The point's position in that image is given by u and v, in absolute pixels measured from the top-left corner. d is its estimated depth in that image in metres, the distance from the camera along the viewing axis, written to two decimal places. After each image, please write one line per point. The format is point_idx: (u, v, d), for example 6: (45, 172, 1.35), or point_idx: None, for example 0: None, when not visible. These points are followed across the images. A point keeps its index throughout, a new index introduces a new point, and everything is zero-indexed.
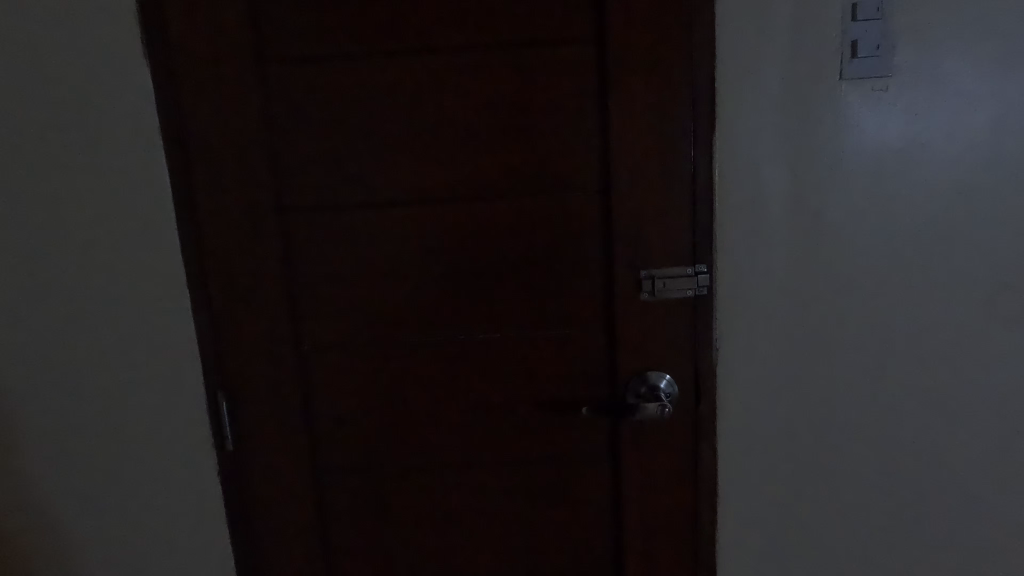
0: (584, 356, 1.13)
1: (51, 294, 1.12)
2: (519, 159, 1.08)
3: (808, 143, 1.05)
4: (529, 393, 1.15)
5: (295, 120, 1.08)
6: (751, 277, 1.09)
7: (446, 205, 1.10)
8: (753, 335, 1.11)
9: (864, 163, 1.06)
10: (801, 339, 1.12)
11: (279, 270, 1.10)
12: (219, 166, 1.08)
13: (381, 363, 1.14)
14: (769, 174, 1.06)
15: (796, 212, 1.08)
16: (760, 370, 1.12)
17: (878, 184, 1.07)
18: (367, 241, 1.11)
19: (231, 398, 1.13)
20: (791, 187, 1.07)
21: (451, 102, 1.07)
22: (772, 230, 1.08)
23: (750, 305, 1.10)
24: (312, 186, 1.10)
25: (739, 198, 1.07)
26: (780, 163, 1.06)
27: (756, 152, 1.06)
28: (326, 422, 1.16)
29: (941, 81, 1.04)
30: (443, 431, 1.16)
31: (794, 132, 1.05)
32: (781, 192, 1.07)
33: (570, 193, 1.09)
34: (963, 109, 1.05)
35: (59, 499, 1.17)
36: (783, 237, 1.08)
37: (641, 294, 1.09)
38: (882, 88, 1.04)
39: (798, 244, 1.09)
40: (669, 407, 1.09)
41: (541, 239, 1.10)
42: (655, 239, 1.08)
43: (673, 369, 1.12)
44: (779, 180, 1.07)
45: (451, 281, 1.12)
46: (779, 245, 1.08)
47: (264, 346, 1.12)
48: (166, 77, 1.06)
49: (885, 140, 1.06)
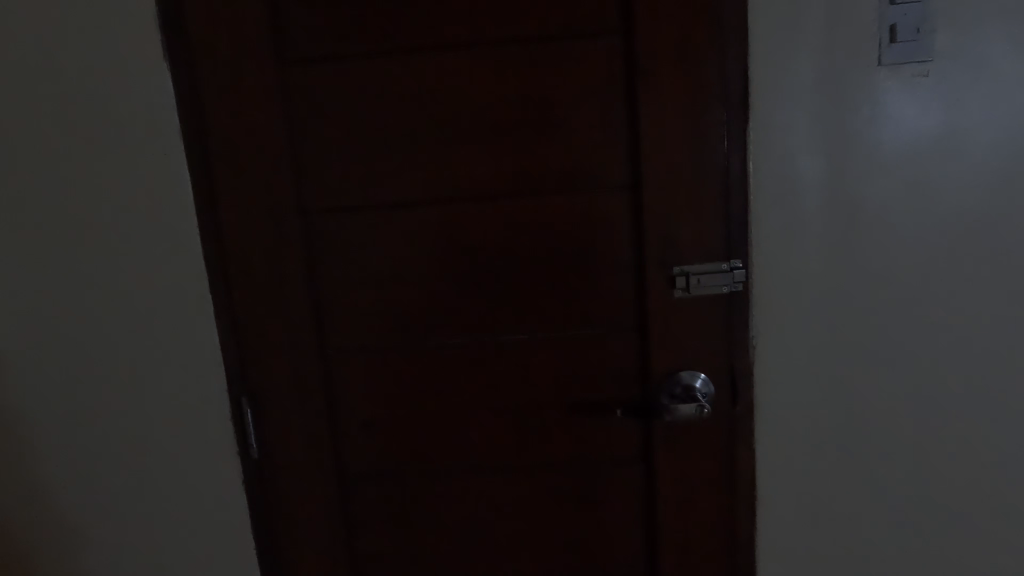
0: (614, 356, 1.10)
1: (75, 303, 1.11)
2: (544, 155, 1.05)
3: (845, 132, 1.01)
4: (558, 396, 1.11)
5: (316, 121, 1.06)
6: (787, 274, 1.05)
7: (470, 205, 1.07)
8: (789, 332, 1.07)
9: (905, 152, 1.02)
10: (840, 336, 1.07)
11: (302, 274, 1.08)
12: (240, 168, 1.06)
13: (407, 365, 1.12)
14: (805, 165, 1.02)
15: (833, 204, 1.03)
16: (798, 369, 1.08)
17: (920, 174, 1.02)
18: (390, 242, 1.09)
19: (255, 404, 1.12)
20: (827, 177, 1.02)
21: (474, 98, 1.05)
22: (808, 223, 1.04)
23: (786, 303, 1.06)
24: (335, 186, 1.08)
25: (773, 190, 1.03)
26: (816, 153, 1.02)
27: (791, 143, 1.02)
28: (351, 426, 1.14)
29: (985, 64, 0.99)
30: (471, 435, 1.13)
31: (831, 122, 1.01)
32: (817, 184, 1.03)
33: (598, 189, 1.05)
34: (1008, 93, 1.00)
35: (86, 505, 1.17)
36: (820, 230, 1.04)
37: (674, 291, 1.05)
38: (922, 73, 1.00)
39: (836, 237, 1.04)
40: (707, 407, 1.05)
41: (568, 237, 1.07)
42: (688, 234, 1.04)
43: (708, 369, 1.08)
44: (815, 172, 1.02)
45: (476, 282, 1.09)
46: (815, 238, 1.04)
47: (288, 350, 1.10)
48: (185, 82, 1.05)
49: (926, 127, 1.01)
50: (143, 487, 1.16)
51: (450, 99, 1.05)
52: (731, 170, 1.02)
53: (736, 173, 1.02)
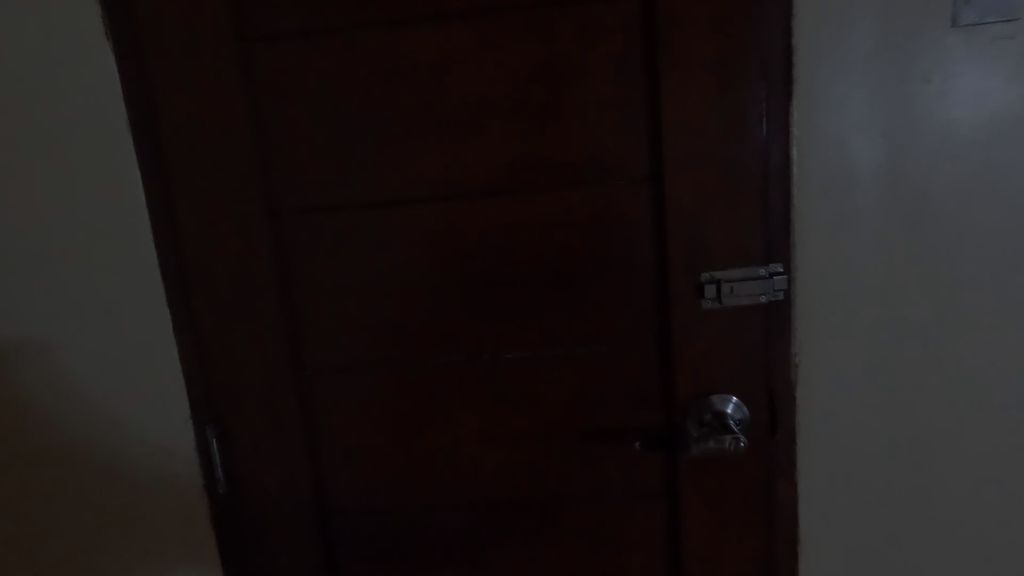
0: (632, 377, 0.95)
1: (14, 321, 0.97)
2: (550, 143, 0.90)
3: (911, 108, 0.85)
4: (569, 422, 0.97)
5: (286, 110, 0.92)
6: (837, 276, 0.89)
7: (464, 202, 0.93)
8: (840, 346, 0.91)
9: (985, 133, 0.85)
10: (900, 351, 0.91)
11: (272, 285, 0.95)
12: (199, 164, 0.92)
13: (395, 387, 0.98)
14: (861, 148, 0.86)
15: (894, 194, 0.87)
16: (848, 388, 0.92)
17: (1002, 158, 0.86)
18: (374, 247, 0.95)
19: (223, 432, 0.98)
20: (887, 163, 0.86)
21: (467, 80, 0.90)
22: (864, 218, 0.88)
23: (836, 311, 0.90)
24: (309, 184, 0.94)
25: (822, 179, 0.87)
26: (874, 133, 0.86)
27: (846, 121, 0.85)
28: (333, 455, 1.00)
29: None
30: (469, 465, 0.99)
31: (895, 96, 0.85)
32: (875, 172, 0.87)
33: (613, 182, 0.90)
34: None
35: (30, 551, 1.02)
36: (878, 226, 0.88)
37: (703, 301, 0.90)
38: (1006, 35, 0.83)
39: (896, 234, 0.88)
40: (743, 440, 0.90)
41: (577, 239, 0.92)
42: (718, 236, 0.89)
43: (743, 393, 0.93)
44: (873, 157, 0.86)
45: (472, 291, 0.95)
46: (871, 235, 0.88)
47: (259, 371, 0.97)
48: (135, 70, 0.91)
49: (1011, 100, 0.84)
50: (98, 534, 1.02)
51: (439, 82, 0.90)
52: (770, 159, 0.86)
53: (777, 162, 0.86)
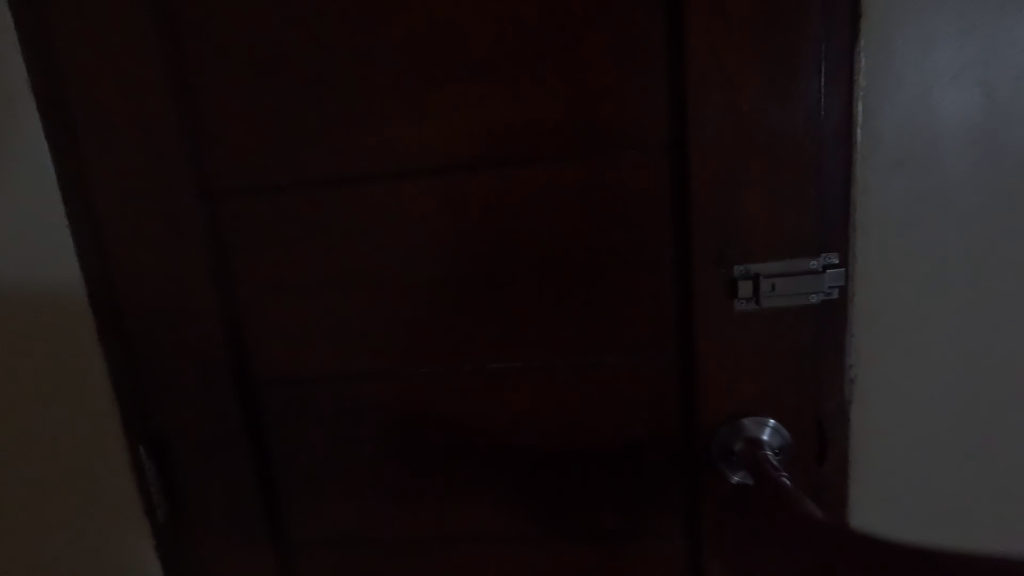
0: (644, 394, 0.78)
1: None
2: (544, 104, 0.73)
3: (1008, 52, 0.66)
4: (568, 444, 0.81)
5: (222, 70, 0.76)
6: (902, 267, 0.71)
7: (439, 180, 0.76)
8: (902, 354, 0.73)
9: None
10: (978, 364, 0.73)
11: (212, 280, 0.80)
12: (119, 138, 0.78)
13: (364, 399, 0.83)
14: (941, 104, 0.67)
15: (980, 165, 0.69)
16: (910, 407, 0.75)
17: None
18: (334, 233, 0.79)
19: (163, 450, 0.85)
20: (978, 124, 0.68)
21: (440, 28, 0.72)
22: (939, 195, 0.69)
23: (899, 311, 0.72)
24: (251, 160, 0.78)
25: (891, 144, 0.68)
26: (957, 86, 0.67)
27: (923, 69, 0.67)
28: (290, 477, 0.86)
29: None
30: (452, 489, 0.85)
31: (986, 39, 0.66)
32: (961, 134, 0.68)
33: (622, 153, 0.72)
34: None
35: None
36: (958, 205, 0.69)
37: (736, 301, 0.71)
38: None
39: (980, 217, 0.70)
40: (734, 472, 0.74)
41: (577, 224, 0.75)
42: (756, 222, 0.70)
43: (784, 418, 0.74)
44: (956, 116, 0.68)
45: (452, 287, 0.79)
46: (953, 216, 0.70)
47: (203, 380, 0.83)
48: (42, 26, 0.76)
49: None
50: None
51: (405, 32, 0.73)
52: (827, 120, 0.67)
53: (836, 124, 0.67)
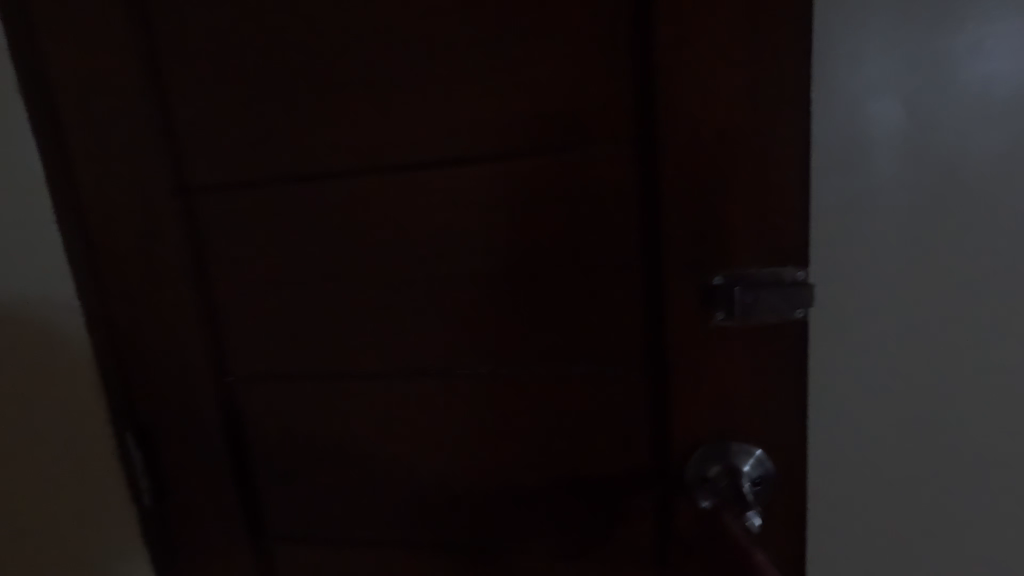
0: (614, 409, 0.72)
1: None
2: (509, 97, 0.68)
3: (939, 70, 0.74)
4: (536, 457, 0.77)
5: (194, 63, 0.75)
6: (840, 256, 0.80)
7: (403, 174, 0.73)
8: (840, 333, 0.82)
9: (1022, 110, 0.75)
10: (909, 349, 0.82)
11: (186, 276, 0.81)
12: (98, 134, 0.79)
13: (333, 400, 0.82)
14: (877, 110, 0.76)
15: (919, 169, 0.77)
16: (848, 382, 0.83)
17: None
18: (301, 231, 0.78)
19: (147, 439, 0.88)
20: (913, 135, 0.76)
21: (403, 17, 0.69)
22: (873, 193, 0.78)
23: (837, 294, 0.81)
24: (221, 157, 0.78)
25: (837, 155, 0.77)
26: (894, 95, 0.75)
27: (863, 79, 0.75)
28: (264, 471, 0.86)
29: None
30: (418, 496, 0.82)
31: (922, 55, 0.74)
32: (897, 146, 0.76)
33: (592, 149, 0.67)
34: None
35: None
36: (890, 202, 0.78)
37: (714, 315, 0.63)
38: None
39: (910, 215, 0.78)
40: (708, 501, 0.66)
41: (543, 223, 0.70)
42: (738, 226, 0.61)
43: (771, 450, 0.65)
44: (890, 123, 0.76)
45: (417, 290, 0.76)
46: (892, 219, 0.78)
47: (181, 373, 0.85)
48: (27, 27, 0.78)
49: None
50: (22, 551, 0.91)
51: (371, 20, 0.70)
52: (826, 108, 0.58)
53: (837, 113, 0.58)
